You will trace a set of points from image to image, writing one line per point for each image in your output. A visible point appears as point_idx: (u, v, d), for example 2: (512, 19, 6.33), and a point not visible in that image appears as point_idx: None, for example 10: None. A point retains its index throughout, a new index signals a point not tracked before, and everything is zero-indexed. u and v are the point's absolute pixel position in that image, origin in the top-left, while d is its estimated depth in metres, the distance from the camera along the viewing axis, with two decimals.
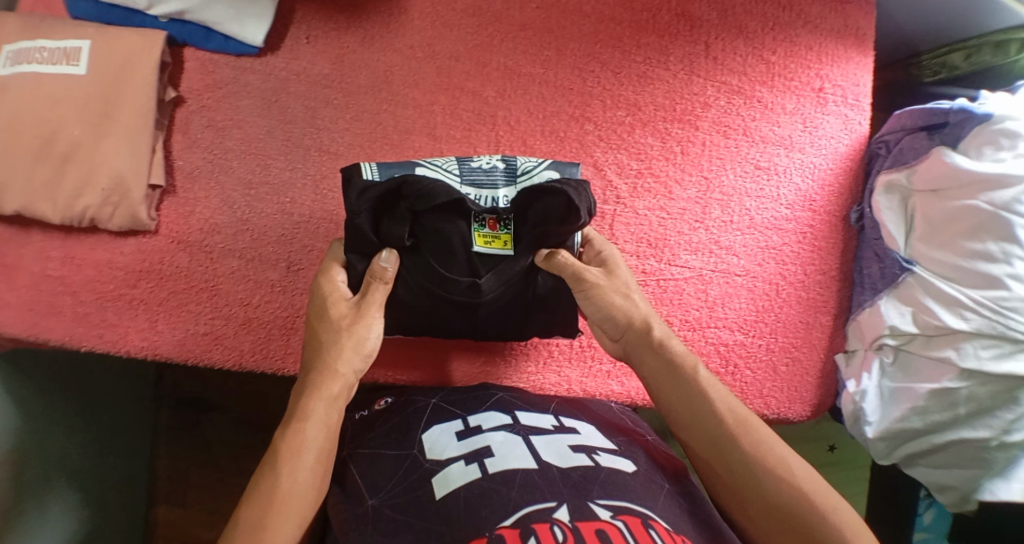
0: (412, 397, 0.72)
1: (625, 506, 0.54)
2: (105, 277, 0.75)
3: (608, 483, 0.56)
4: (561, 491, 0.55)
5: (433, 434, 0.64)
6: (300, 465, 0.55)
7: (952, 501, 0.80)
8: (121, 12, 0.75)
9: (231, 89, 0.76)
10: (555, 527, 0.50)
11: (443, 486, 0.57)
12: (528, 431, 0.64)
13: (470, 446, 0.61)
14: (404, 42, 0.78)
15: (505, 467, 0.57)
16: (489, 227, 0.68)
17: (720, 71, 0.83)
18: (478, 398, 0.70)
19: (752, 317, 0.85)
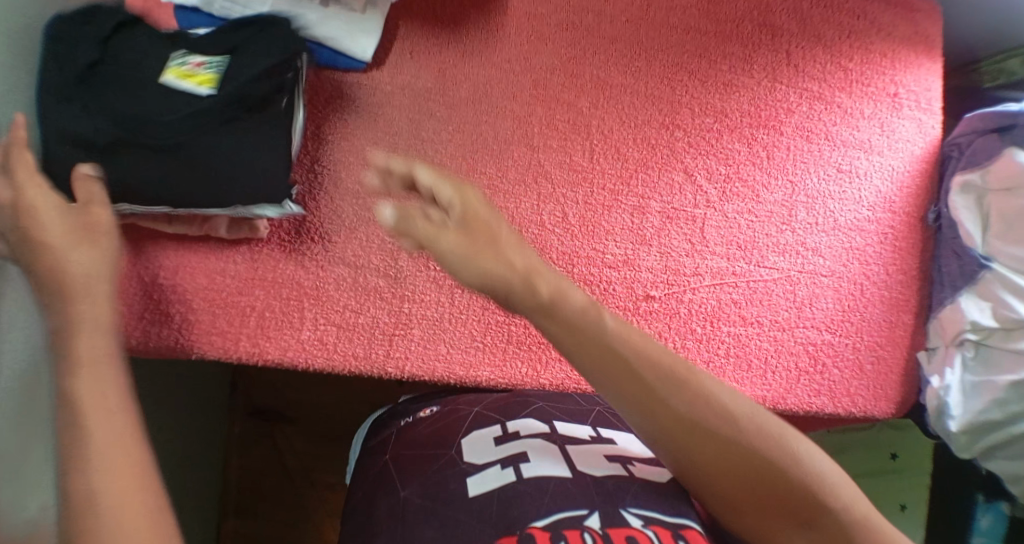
0: (457, 404, 0.76)
1: (655, 516, 0.59)
2: (217, 284, 0.76)
3: (640, 493, 0.61)
4: (592, 499, 0.60)
5: (478, 436, 0.69)
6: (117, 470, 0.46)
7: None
8: (234, 25, 0.76)
9: (338, 101, 0.78)
10: (585, 533, 0.56)
11: (478, 486, 0.62)
12: (564, 438, 0.68)
13: (507, 451, 0.66)
14: (502, 56, 0.81)
15: (540, 473, 0.62)
16: (204, 74, 0.71)
17: (802, 78, 0.86)
18: (520, 404, 0.74)
19: (839, 317, 0.87)
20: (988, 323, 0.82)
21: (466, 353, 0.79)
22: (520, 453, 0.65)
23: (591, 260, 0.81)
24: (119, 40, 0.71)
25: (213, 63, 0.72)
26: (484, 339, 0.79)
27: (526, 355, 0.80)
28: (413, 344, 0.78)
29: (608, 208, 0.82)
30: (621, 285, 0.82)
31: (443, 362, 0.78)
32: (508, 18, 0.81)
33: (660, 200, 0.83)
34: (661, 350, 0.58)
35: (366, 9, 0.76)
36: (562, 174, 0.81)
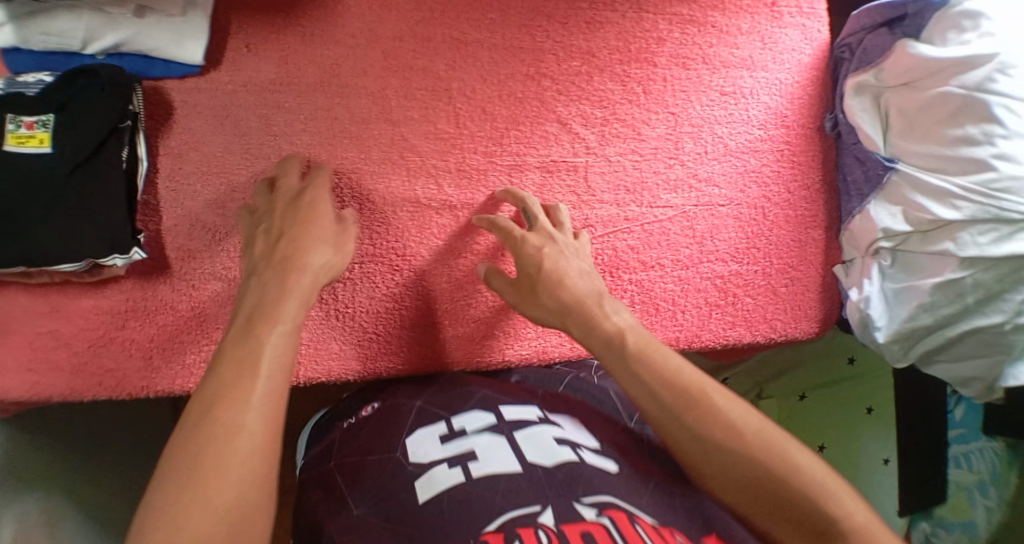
0: (397, 400, 0.71)
1: (613, 503, 0.55)
2: (94, 323, 0.75)
3: (593, 481, 0.57)
4: (547, 492, 0.55)
5: (423, 438, 0.64)
6: (251, 442, 0.53)
7: (977, 392, 0.81)
8: (60, 57, 0.72)
9: (181, 111, 0.75)
10: (540, 531, 0.50)
11: (426, 490, 0.58)
12: (512, 427, 0.65)
13: (454, 450, 0.61)
14: (345, 32, 0.76)
15: (490, 471, 0.58)
16: (25, 127, 0.68)
17: (670, 3, 0.81)
18: (463, 396, 0.70)
19: (743, 245, 0.84)
20: (900, 227, 0.79)
21: (360, 346, 0.77)
22: (467, 451, 0.61)
23: (474, 230, 0.79)
24: None
25: (44, 121, 0.68)
26: (376, 330, 0.77)
27: (426, 337, 0.78)
28: (303, 348, 0.76)
29: (484, 173, 0.79)
30: None
31: (339, 359, 0.77)
32: None
33: (537, 155, 0.79)
34: (683, 369, 0.62)
35: (185, 12, 0.72)
36: (430, 145, 0.78)
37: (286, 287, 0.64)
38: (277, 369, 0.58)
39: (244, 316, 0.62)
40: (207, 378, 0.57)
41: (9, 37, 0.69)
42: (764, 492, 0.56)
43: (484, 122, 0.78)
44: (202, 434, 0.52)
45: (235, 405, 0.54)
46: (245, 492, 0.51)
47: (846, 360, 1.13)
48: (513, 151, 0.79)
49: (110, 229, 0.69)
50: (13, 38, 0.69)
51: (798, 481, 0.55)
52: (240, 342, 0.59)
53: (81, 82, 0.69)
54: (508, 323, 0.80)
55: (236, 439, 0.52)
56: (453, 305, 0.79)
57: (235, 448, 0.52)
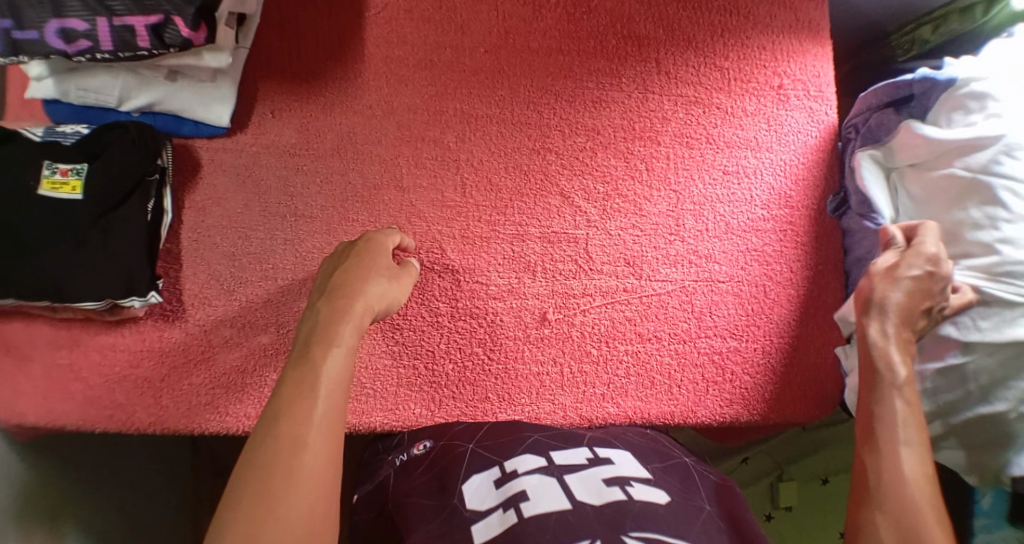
0: (452, 441, 0.73)
1: (661, 539, 0.56)
2: (110, 359, 0.79)
3: (642, 515, 0.59)
4: (596, 528, 0.57)
5: (477, 484, 0.66)
6: (317, 459, 0.53)
7: (980, 481, 0.78)
8: (97, 111, 0.79)
9: (207, 168, 0.80)
10: None
11: (482, 533, 0.60)
12: (564, 469, 0.66)
13: (507, 492, 0.63)
14: (363, 102, 0.81)
15: (541, 511, 0.59)
16: (60, 174, 0.74)
17: (675, 85, 0.84)
18: (515, 440, 0.72)
19: (743, 322, 0.84)
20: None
21: (356, 402, 0.79)
22: (519, 493, 0.62)
23: (473, 295, 0.81)
24: None
25: (78, 169, 0.74)
26: (373, 386, 0.79)
27: (421, 396, 0.80)
28: None
29: (486, 240, 0.81)
30: (508, 316, 0.81)
31: None
32: (365, 64, 0.82)
33: (539, 226, 0.82)
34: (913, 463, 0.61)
35: (215, 78, 0.78)
36: (436, 212, 0.81)
37: (345, 313, 0.64)
38: (336, 387, 0.58)
39: (309, 334, 0.62)
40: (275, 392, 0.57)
41: (52, 89, 0.76)
42: None
43: (490, 190, 0.82)
44: (265, 450, 0.52)
45: (296, 424, 0.54)
46: (316, 516, 0.51)
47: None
48: (515, 219, 0.82)
49: (129, 270, 0.75)
50: (55, 91, 0.76)
51: None
52: (298, 361, 0.59)
53: (113, 135, 0.76)
54: (502, 389, 0.80)
55: (301, 454, 0.52)
56: (448, 367, 0.80)
57: (298, 460, 0.52)
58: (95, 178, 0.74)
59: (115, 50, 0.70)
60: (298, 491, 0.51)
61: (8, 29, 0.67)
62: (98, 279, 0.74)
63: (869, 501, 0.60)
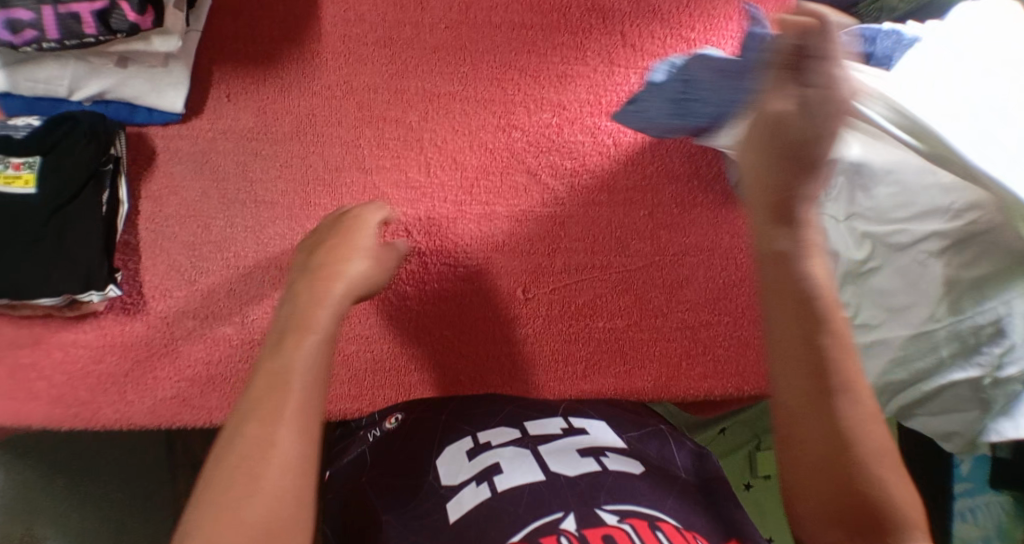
0: (422, 413, 0.73)
1: (635, 510, 0.56)
2: (72, 357, 0.77)
3: (616, 486, 0.58)
4: (569, 500, 0.56)
5: (449, 457, 0.65)
6: (286, 455, 0.50)
7: (958, 447, 0.79)
8: (47, 102, 0.76)
9: (163, 157, 0.78)
10: (563, 536, 0.52)
11: (453, 509, 0.58)
12: (537, 441, 0.66)
13: (479, 465, 0.62)
14: (321, 83, 0.80)
15: (514, 483, 0.59)
16: (12, 167, 0.71)
17: (641, 58, 0.83)
18: (488, 412, 0.72)
19: (716, 295, 0.84)
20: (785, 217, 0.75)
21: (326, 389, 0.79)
22: (493, 465, 0.62)
23: (442, 277, 0.80)
24: None
25: (31, 162, 0.72)
26: (343, 372, 0.79)
27: (392, 380, 0.79)
28: None
29: (452, 221, 0.80)
30: (479, 297, 0.80)
31: None
32: (322, 44, 0.80)
33: (506, 204, 0.81)
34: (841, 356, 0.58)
35: (166, 63, 0.75)
36: (400, 194, 0.79)
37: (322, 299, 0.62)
38: (307, 381, 0.55)
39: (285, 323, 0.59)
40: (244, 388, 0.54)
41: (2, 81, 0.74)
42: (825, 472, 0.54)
43: (455, 169, 0.80)
44: (231, 450, 0.50)
45: (256, 427, 0.51)
46: (286, 513, 0.47)
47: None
48: (485, 199, 0.80)
49: (84, 267, 0.73)
50: (7, 83, 0.74)
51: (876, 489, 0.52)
52: (273, 353, 0.56)
53: (66, 127, 0.73)
54: (474, 371, 0.80)
55: (268, 453, 0.49)
56: (417, 351, 0.80)
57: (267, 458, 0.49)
58: (49, 172, 0.72)
59: (63, 39, 0.67)
60: (261, 504, 0.47)
61: None
62: (53, 277, 0.71)
63: (831, 449, 0.54)
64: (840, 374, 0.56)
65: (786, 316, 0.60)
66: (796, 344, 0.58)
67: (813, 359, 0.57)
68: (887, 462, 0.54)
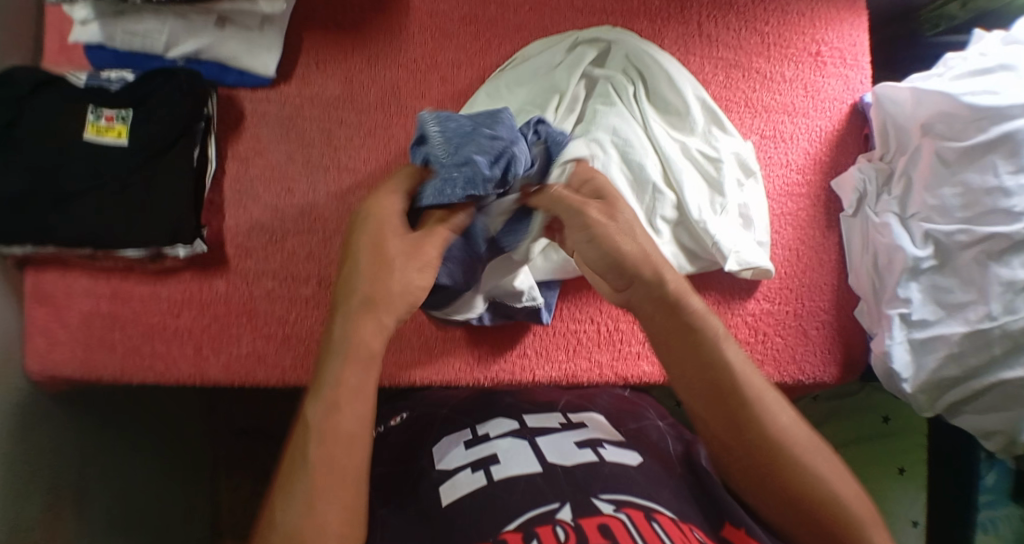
0: (429, 407, 0.78)
1: (628, 500, 0.59)
2: (150, 309, 0.79)
3: (611, 478, 0.61)
4: (564, 491, 0.59)
5: (447, 444, 0.69)
6: (323, 490, 0.54)
7: (996, 447, 0.80)
8: (140, 58, 0.78)
9: (251, 119, 0.80)
10: (557, 529, 0.55)
11: (449, 494, 0.62)
12: (534, 432, 0.69)
13: (476, 454, 0.66)
14: (408, 56, 0.82)
15: (510, 473, 0.62)
16: (104, 119, 0.74)
17: (715, 48, 0.86)
18: (489, 405, 0.75)
19: (776, 285, 0.87)
20: (757, 221, 0.83)
21: (396, 355, 0.81)
22: (490, 455, 0.65)
23: None
24: (41, 99, 0.74)
25: (122, 114, 0.75)
26: (414, 338, 0.82)
27: (460, 349, 0.82)
28: None
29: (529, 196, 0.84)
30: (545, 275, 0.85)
31: None
32: (410, 18, 0.83)
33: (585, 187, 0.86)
34: (731, 357, 0.65)
35: (261, 27, 0.78)
36: None
37: (389, 259, 0.61)
38: (349, 405, 0.57)
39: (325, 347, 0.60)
40: (333, 335, 0.60)
41: (97, 34, 0.76)
42: (773, 483, 0.62)
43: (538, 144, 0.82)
44: (296, 463, 0.55)
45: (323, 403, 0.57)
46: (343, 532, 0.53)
47: (882, 418, 1.15)
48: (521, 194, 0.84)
49: (173, 220, 0.74)
50: (101, 35, 0.76)
51: (820, 495, 0.60)
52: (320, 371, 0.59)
53: (161, 80, 0.76)
54: (539, 345, 0.83)
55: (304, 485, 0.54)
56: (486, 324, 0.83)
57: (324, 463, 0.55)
58: (145, 126, 0.75)
59: None
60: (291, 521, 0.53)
61: None
62: (138, 228, 0.73)
63: (761, 451, 0.62)
64: (750, 389, 0.64)
65: (688, 372, 0.65)
66: (699, 381, 0.64)
67: (710, 392, 0.64)
68: (812, 451, 0.62)
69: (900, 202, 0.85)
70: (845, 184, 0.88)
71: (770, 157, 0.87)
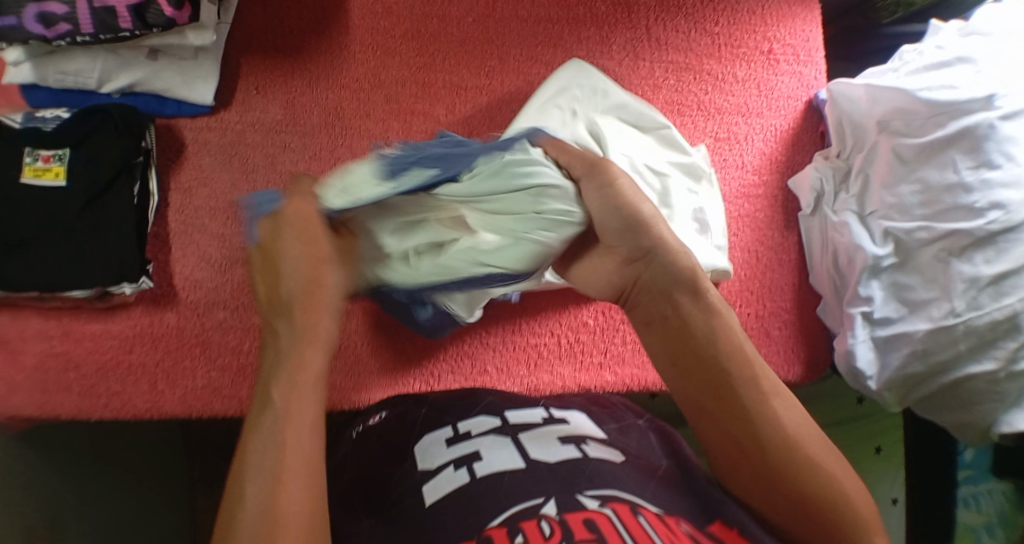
0: (406, 408, 0.71)
1: (615, 494, 0.54)
2: (103, 347, 0.78)
3: (597, 473, 0.56)
4: (549, 486, 0.54)
5: (428, 443, 0.63)
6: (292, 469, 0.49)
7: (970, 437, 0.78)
8: (75, 95, 0.77)
9: (193, 149, 0.79)
10: (542, 522, 0.50)
11: (432, 494, 0.57)
12: (518, 429, 0.63)
13: (459, 452, 0.60)
14: (349, 75, 0.81)
15: (494, 470, 0.57)
16: (42, 161, 0.73)
17: (665, 51, 0.86)
18: (470, 404, 0.69)
19: (736, 288, 0.87)
20: (713, 225, 0.81)
21: (355, 380, 0.81)
22: (473, 452, 0.60)
23: None
24: None
25: (60, 155, 0.73)
26: (372, 362, 0.81)
27: (419, 370, 0.82)
28: None
29: None
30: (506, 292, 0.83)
31: (333, 392, 0.80)
32: (350, 36, 0.81)
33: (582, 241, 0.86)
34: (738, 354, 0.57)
35: (197, 56, 0.76)
36: None
37: (316, 256, 0.56)
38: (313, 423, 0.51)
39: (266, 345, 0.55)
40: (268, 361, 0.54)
41: (30, 74, 0.74)
42: (776, 476, 0.54)
43: None
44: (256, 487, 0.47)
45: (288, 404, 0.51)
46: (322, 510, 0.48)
47: (857, 400, 1.11)
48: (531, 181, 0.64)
49: (119, 259, 0.73)
50: (33, 76, 0.74)
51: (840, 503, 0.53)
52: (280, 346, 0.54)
53: (96, 118, 0.74)
54: (501, 362, 0.83)
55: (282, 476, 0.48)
56: (447, 344, 0.82)
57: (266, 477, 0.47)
58: (83, 164, 0.73)
59: (97, 32, 0.68)
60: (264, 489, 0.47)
61: None
62: (82, 269, 0.72)
63: (770, 457, 0.54)
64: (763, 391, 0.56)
65: (661, 348, 0.59)
66: (697, 374, 0.57)
67: (705, 382, 0.57)
68: (821, 453, 0.55)
69: (858, 199, 0.83)
70: (803, 183, 0.87)
71: (723, 159, 0.87)
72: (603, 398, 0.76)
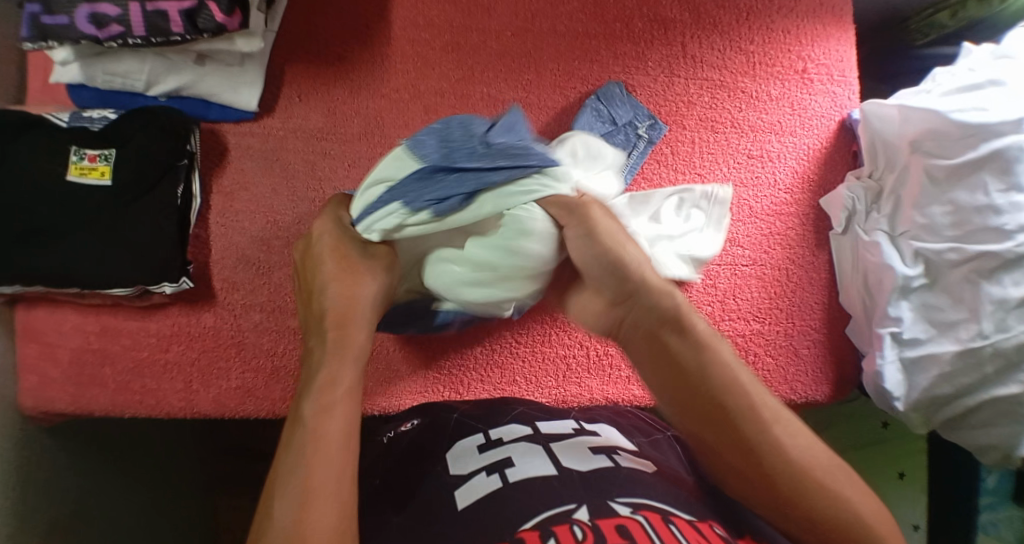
0: (437, 414, 0.72)
1: (647, 503, 0.54)
2: (139, 344, 0.79)
3: (629, 481, 0.56)
4: (579, 492, 0.55)
5: (459, 450, 0.64)
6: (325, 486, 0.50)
7: (995, 461, 0.77)
8: (122, 96, 0.79)
9: (236, 153, 0.81)
10: (574, 525, 0.50)
11: (464, 498, 0.57)
12: (550, 439, 0.64)
13: (491, 459, 0.61)
14: (389, 85, 0.82)
15: (527, 475, 0.57)
16: (88, 160, 0.75)
17: (700, 69, 0.87)
18: (501, 412, 0.70)
19: (765, 305, 0.87)
20: None
21: (385, 386, 0.82)
22: (504, 459, 0.60)
23: None
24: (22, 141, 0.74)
25: (106, 154, 0.75)
26: (402, 368, 0.82)
27: (448, 378, 0.82)
28: None
29: None
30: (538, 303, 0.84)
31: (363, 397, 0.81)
32: (392, 48, 0.83)
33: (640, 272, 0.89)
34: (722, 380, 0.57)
35: (242, 63, 0.78)
36: None
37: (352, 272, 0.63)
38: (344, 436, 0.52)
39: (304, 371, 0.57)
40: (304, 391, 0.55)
41: (78, 74, 0.76)
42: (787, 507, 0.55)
43: None
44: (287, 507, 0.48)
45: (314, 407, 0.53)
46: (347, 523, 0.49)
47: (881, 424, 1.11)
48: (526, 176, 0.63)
49: (161, 258, 0.75)
50: (81, 76, 0.76)
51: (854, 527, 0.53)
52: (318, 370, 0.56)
53: (140, 119, 0.76)
54: (528, 372, 0.83)
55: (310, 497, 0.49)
56: (477, 352, 0.83)
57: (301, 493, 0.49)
58: (128, 163, 0.75)
59: (149, 34, 0.70)
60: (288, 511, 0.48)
61: (38, 14, 0.69)
62: (123, 267, 0.74)
63: (773, 490, 0.55)
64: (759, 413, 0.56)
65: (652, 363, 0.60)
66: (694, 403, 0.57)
67: (700, 410, 0.57)
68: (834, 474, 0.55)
69: (889, 219, 0.83)
70: (834, 203, 0.87)
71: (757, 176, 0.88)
72: (630, 411, 0.76)
